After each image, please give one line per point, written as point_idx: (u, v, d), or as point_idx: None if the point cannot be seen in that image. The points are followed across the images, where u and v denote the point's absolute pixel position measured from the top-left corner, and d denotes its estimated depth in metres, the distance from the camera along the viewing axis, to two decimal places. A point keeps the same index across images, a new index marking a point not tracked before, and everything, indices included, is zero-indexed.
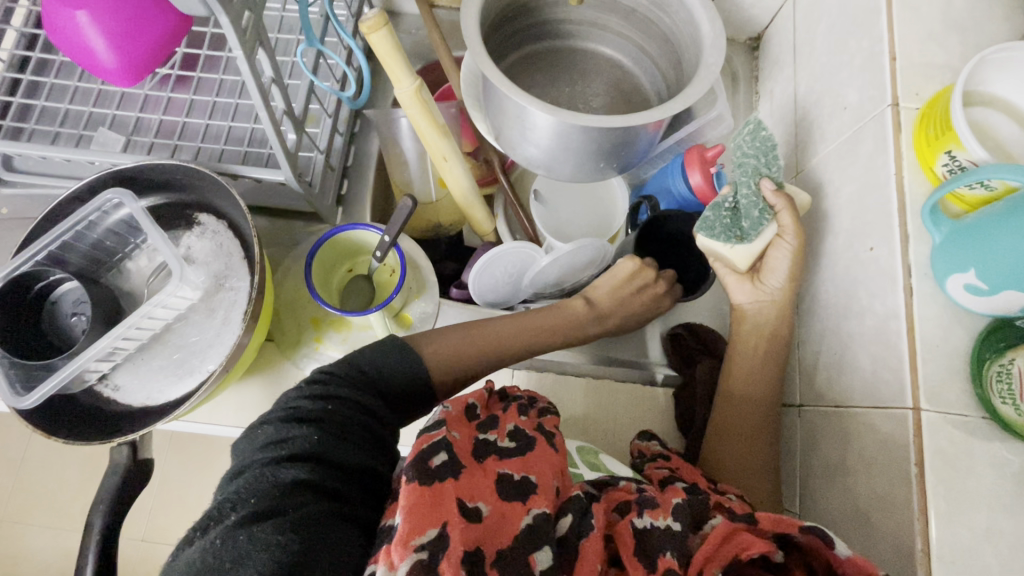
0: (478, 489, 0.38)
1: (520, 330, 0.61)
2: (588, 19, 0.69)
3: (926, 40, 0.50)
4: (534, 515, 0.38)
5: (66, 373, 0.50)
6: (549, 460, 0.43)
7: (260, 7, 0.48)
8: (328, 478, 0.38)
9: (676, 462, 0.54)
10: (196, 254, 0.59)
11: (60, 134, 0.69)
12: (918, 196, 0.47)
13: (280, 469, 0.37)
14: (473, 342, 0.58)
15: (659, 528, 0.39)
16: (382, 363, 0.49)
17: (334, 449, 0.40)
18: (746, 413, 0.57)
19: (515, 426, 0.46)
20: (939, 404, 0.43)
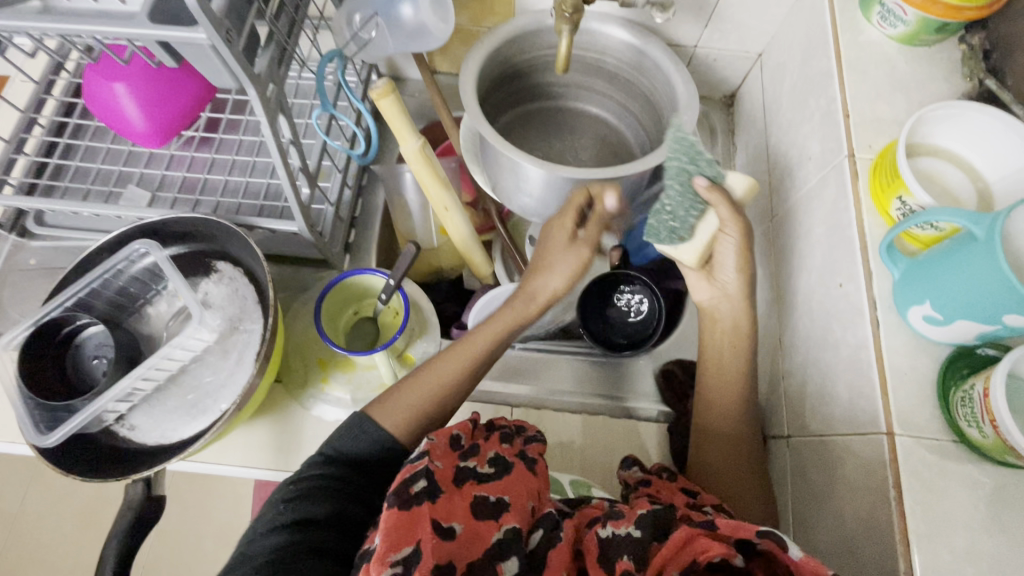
0: (453, 510, 0.41)
1: (466, 362, 0.58)
2: (575, 82, 0.76)
3: (875, 98, 0.56)
4: (505, 531, 0.42)
5: (86, 414, 0.53)
6: (526, 483, 0.46)
7: (283, 80, 0.54)
8: (309, 534, 0.43)
9: (658, 487, 0.54)
10: (213, 299, 0.63)
11: (91, 191, 0.75)
12: (878, 236, 0.51)
13: (266, 536, 0.43)
14: (423, 392, 0.55)
15: (619, 535, 0.41)
16: (354, 442, 0.51)
17: (313, 511, 0.45)
18: (714, 442, 0.59)
19: (495, 454, 0.48)
20: (912, 428, 0.46)
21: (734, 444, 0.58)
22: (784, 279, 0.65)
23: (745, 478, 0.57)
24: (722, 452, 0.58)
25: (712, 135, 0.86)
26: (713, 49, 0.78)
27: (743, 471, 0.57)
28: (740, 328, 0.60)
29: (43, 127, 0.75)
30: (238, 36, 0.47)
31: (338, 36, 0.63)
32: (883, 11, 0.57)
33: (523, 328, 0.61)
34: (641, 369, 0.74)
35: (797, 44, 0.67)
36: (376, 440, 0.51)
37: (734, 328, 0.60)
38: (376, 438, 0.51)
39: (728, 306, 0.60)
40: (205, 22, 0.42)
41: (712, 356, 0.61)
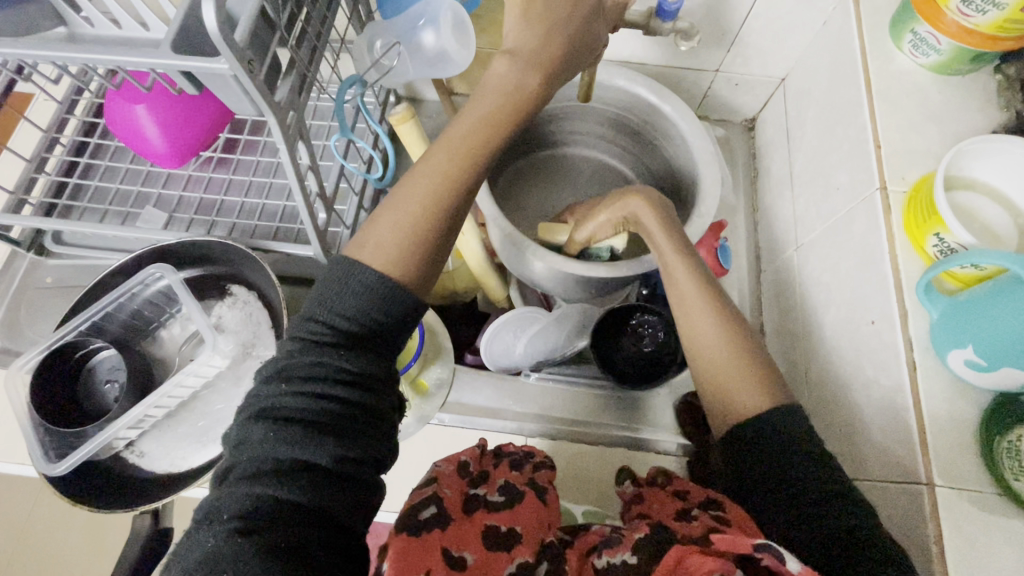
0: (465, 539, 0.41)
1: (447, 160, 0.44)
2: (589, 132, 0.79)
3: (907, 129, 0.55)
4: (518, 564, 0.39)
5: (97, 442, 0.52)
6: (538, 511, 0.44)
7: (303, 106, 0.54)
8: (310, 483, 0.35)
9: (650, 500, 0.49)
10: (226, 323, 0.61)
11: (109, 211, 0.75)
12: (913, 273, 0.49)
13: (257, 480, 0.34)
14: (405, 211, 0.43)
15: (614, 564, 0.38)
16: (347, 303, 0.40)
17: (312, 453, 0.35)
18: (698, 327, 0.50)
19: (505, 482, 0.47)
20: (953, 479, 0.43)
21: (732, 376, 0.47)
22: (809, 311, 0.63)
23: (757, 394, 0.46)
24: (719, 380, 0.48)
25: (732, 159, 0.85)
26: (735, 73, 0.77)
27: (752, 394, 0.46)
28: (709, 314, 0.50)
29: (65, 146, 0.76)
30: (260, 65, 0.46)
31: (358, 62, 0.63)
32: (914, 39, 0.56)
33: (496, 142, 0.46)
34: (660, 399, 0.72)
35: (823, 71, 0.66)
36: (379, 287, 0.40)
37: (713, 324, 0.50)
38: (382, 292, 0.40)
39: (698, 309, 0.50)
40: (227, 53, 0.42)
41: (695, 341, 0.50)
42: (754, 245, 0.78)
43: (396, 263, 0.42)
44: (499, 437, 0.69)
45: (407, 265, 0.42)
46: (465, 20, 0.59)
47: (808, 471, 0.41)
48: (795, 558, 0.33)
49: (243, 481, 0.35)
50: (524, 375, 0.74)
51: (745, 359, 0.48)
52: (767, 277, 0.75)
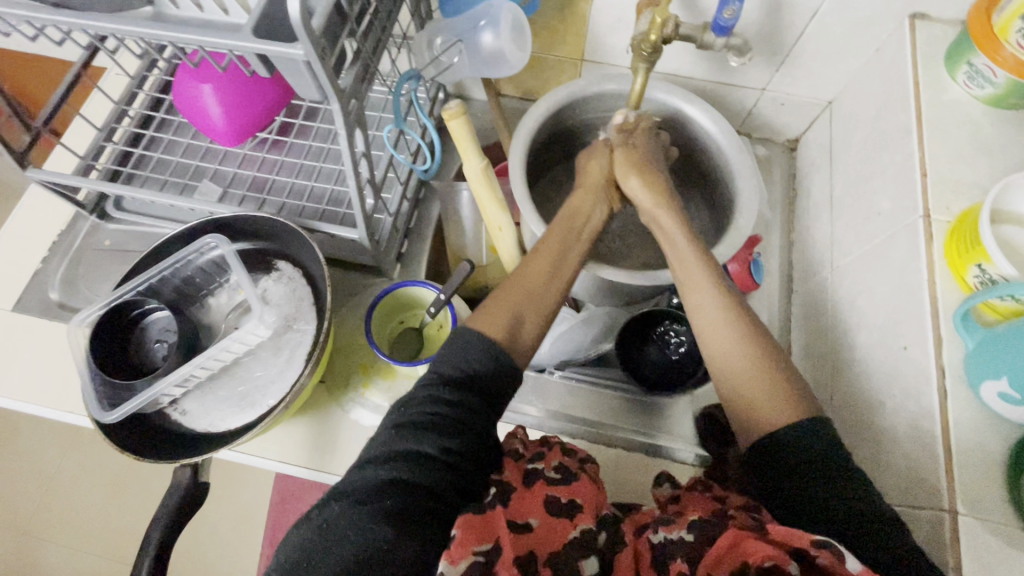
0: (528, 507, 0.43)
1: (553, 269, 0.55)
2: None
3: (955, 160, 0.55)
4: (581, 529, 0.42)
5: (146, 396, 0.55)
6: (594, 489, 0.46)
7: (364, 96, 0.56)
8: (421, 468, 0.41)
9: (685, 501, 0.51)
10: (272, 296, 0.65)
11: (168, 182, 0.79)
12: (951, 302, 0.49)
13: (379, 468, 0.41)
14: (516, 303, 0.51)
15: (670, 538, 0.39)
16: (462, 356, 0.47)
17: (422, 446, 0.42)
18: (715, 334, 0.51)
19: (561, 462, 0.49)
20: (976, 509, 0.43)
21: (751, 383, 0.48)
22: (840, 334, 0.63)
23: (776, 405, 0.46)
24: (734, 382, 0.49)
25: (770, 179, 0.85)
26: (782, 93, 0.78)
27: (770, 404, 0.46)
28: (722, 314, 0.52)
29: (132, 118, 0.80)
30: (331, 53, 0.49)
31: (417, 57, 0.66)
32: (970, 71, 0.56)
33: (583, 247, 0.59)
34: (681, 409, 0.72)
35: (873, 97, 0.66)
36: (495, 356, 0.47)
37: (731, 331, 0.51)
38: (488, 349, 0.47)
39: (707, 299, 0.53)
40: (305, 40, 0.45)
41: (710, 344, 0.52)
42: (788, 265, 0.79)
43: (508, 336, 0.49)
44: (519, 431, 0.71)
45: (516, 335, 0.50)
46: (522, 24, 0.61)
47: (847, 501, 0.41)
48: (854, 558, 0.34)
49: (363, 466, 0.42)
50: (546, 372, 0.75)
51: (771, 373, 0.48)
52: (798, 297, 0.75)
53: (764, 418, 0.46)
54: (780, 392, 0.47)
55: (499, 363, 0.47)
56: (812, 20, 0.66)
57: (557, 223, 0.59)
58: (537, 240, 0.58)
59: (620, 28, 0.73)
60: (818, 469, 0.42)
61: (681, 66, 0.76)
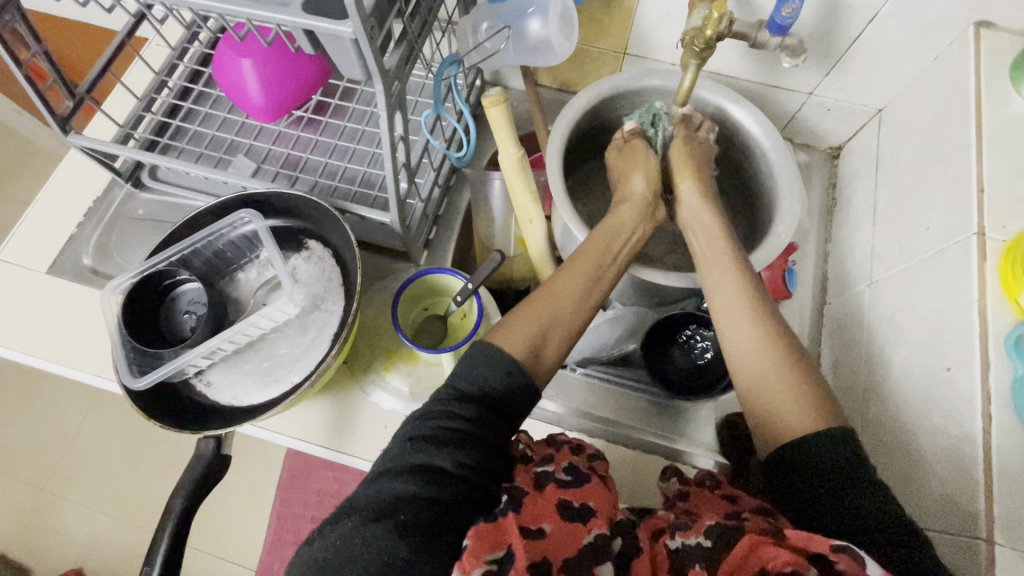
0: (540, 512, 0.42)
1: (584, 290, 0.54)
2: None
3: (1015, 177, 0.52)
4: (594, 534, 0.41)
5: (173, 365, 0.56)
6: (605, 493, 0.45)
7: (406, 78, 0.56)
8: (436, 483, 0.42)
9: (696, 500, 0.50)
10: (301, 274, 0.65)
11: (203, 155, 0.80)
12: (1003, 325, 0.47)
13: (396, 480, 0.42)
14: (540, 322, 0.52)
15: (688, 545, 0.39)
16: (481, 372, 0.48)
17: (437, 459, 0.43)
18: (741, 349, 0.51)
19: (570, 463, 0.48)
20: (1017, 540, 0.42)
21: (775, 389, 0.47)
22: (876, 349, 0.61)
23: (798, 417, 0.46)
24: (755, 386, 0.49)
25: (809, 186, 0.83)
26: (830, 98, 0.75)
27: (794, 413, 0.46)
28: (750, 320, 0.51)
29: (171, 90, 0.81)
30: (378, 33, 0.48)
31: (461, 43, 0.65)
32: None
33: (614, 267, 0.57)
34: (703, 416, 0.71)
35: (928, 107, 0.63)
36: (517, 378, 0.48)
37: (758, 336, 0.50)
38: (502, 365, 0.48)
39: (734, 299, 0.52)
40: (354, 18, 0.44)
41: (736, 349, 0.51)
42: (823, 275, 0.77)
43: (529, 354, 0.50)
44: (538, 426, 0.71)
45: (537, 355, 0.50)
46: (572, 15, 0.60)
47: (867, 518, 0.41)
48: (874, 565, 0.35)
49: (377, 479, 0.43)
50: (568, 368, 0.74)
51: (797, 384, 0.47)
52: (831, 309, 0.73)
53: (789, 429, 0.46)
54: (795, 404, 0.46)
55: (513, 380, 0.48)
56: (871, 23, 0.64)
57: (590, 242, 0.57)
58: (569, 257, 0.56)
59: (668, 22, 0.71)
60: (847, 491, 0.42)
61: (728, 64, 0.74)
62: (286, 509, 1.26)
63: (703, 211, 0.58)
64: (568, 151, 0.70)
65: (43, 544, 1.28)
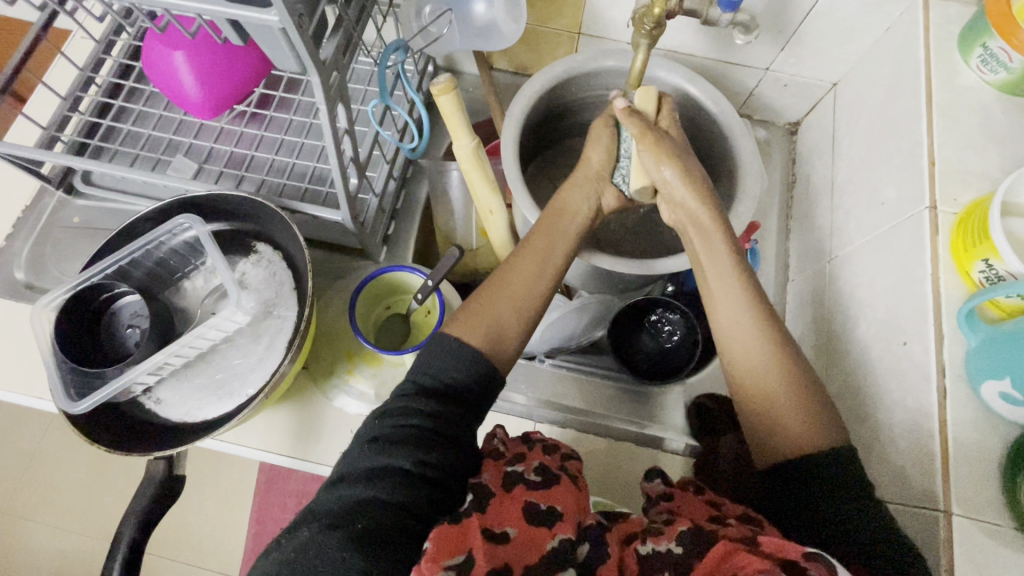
0: (506, 516, 0.41)
1: (538, 269, 0.54)
2: None
3: (965, 148, 0.52)
4: (559, 540, 0.40)
5: (116, 386, 0.52)
6: (574, 494, 0.44)
7: (347, 68, 0.52)
8: (399, 485, 0.41)
9: (679, 500, 0.50)
10: (250, 279, 0.62)
11: (138, 157, 0.75)
12: (954, 298, 0.48)
13: (359, 486, 0.41)
14: (495, 309, 0.51)
15: (659, 552, 0.39)
16: (436, 365, 0.48)
17: (398, 459, 0.42)
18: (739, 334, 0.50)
19: (541, 463, 0.47)
20: (971, 509, 0.43)
21: (774, 386, 0.48)
22: (837, 325, 0.62)
23: (792, 416, 0.47)
24: (761, 393, 0.48)
25: (769, 162, 0.83)
26: (786, 73, 0.75)
27: (790, 417, 0.47)
28: (753, 322, 0.50)
29: (99, 87, 0.75)
30: (310, 21, 0.45)
31: (405, 27, 0.62)
32: (984, 54, 0.53)
33: (570, 244, 0.56)
34: (672, 400, 0.71)
35: (882, 80, 0.63)
36: (471, 362, 0.48)
37: (763, 339, 0.49)
38: (464, 358, 0.47)
39: (736, 302, 0.51)
40: (278, 5, 0.41)
41: (737, 350, 0.50)
42: (785, 253, 0.77)
43: (490, 346, 0.49)
44: (508, 420, 0.69)
45: (498, 344, 0.50)
46: None
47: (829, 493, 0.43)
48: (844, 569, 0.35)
49: (336, 485, 0.42)
50: (537, 360, 0.73)
51: (800, 391, 0.47)
52: (794, 287, 0.74)
53: (783, 432, 0.47)
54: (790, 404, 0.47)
55: (478, 370, 0.48)
56: None
57: (541, 221, 0.56)
58: (525, 237, 0.56)
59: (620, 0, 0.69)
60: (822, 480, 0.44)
61: (684, 42, 0.72)
62: (264, 514, 1.24)
63: (687, 203, 0.54)
64: (525, 137, 0.68)
65: (9, 567, 1.23)
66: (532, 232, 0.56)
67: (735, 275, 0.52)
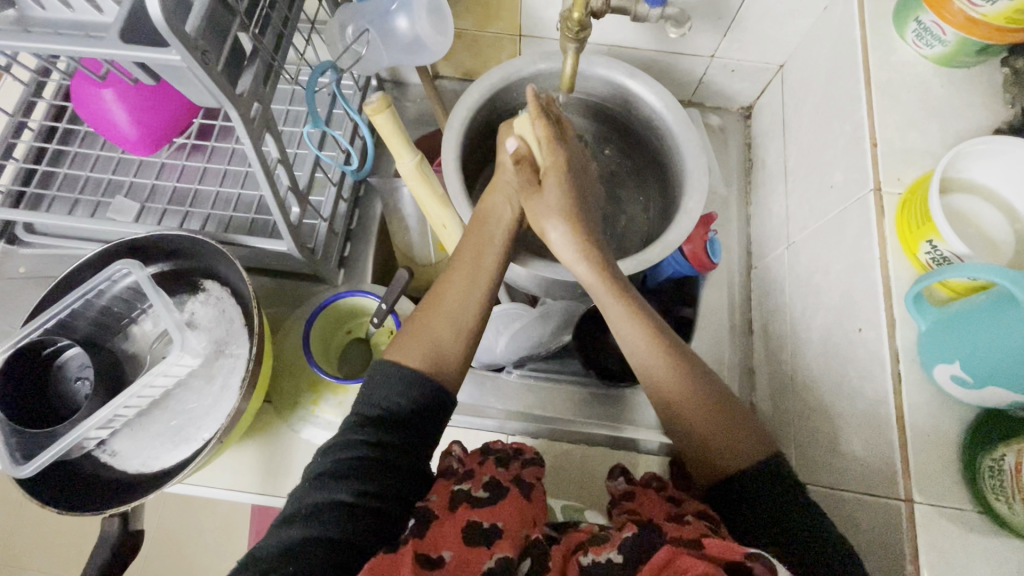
0: (443, 540, 0.41)
1: (469, 284, 0.53)
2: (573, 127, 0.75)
3: (906, 127, 0.52)
4: (497, 558, 0.39)
5: (64, 444, 0.51)
6: (519, 510, 0.45)
7: (270, 98, 0.51)
8: (340, 521, 0.41)
9: (640, 501, 0.49)
10: (199, 319, 0.61)
11: (79, 201, 0.73)
12: (903, 280, 0.47)
13: (302, 522, 0.41)
14: (434, 329, 0.51)
15: (599, 563, 0.38)
16: (383, 396, 0.47)
17: (339, 492, 0.42)
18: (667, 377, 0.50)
19: (490, 480, 0.47)
20: (932, 495, 0.42)
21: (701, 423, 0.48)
22: (797, 312, 0.61)
23: (726, 446, 0.47)
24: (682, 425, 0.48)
25: (725, 149, 0.82)
26: (731, 59, 0.74)
27: (725, 446, 0.47)
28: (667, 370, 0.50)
29: (33, 131, 0.72)
30: (217, 55, 0.43)
31: (332, 47, 0.61)
32: (918, 29, 0.52)
33: (500, 252, 0.56)
34: (646, 399, 0.70)
35: (823, 60, 0.62)
36: (419, 386, 0.47)
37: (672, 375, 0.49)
38: (403, 382, 0.47)
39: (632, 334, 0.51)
40: (177, 45, 0.39)
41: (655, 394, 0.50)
42: (746, 240, 0.76)
43: (434, 365, 0.49)
44: (480, 436, 0.68)
45: (442, 362, 0.49)
46: (442, 9, 0.58)
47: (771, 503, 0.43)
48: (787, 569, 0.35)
49: (280, 521, 0.42)
50: (504, 371, 0.73)
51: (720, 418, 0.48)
52: (757, 274, 0.73)
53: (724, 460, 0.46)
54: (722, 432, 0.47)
55: (419, 397, 0.47)
56: None
57: (468, 236, 0.56)
58: (451, 258, 0.55)
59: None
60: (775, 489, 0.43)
61: (625, 37, 0.71)
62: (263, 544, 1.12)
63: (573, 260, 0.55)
64: (470, 147, 0.66)
65: None
66: (460, 243, 0.56)
67: (622, 308, 0.52)
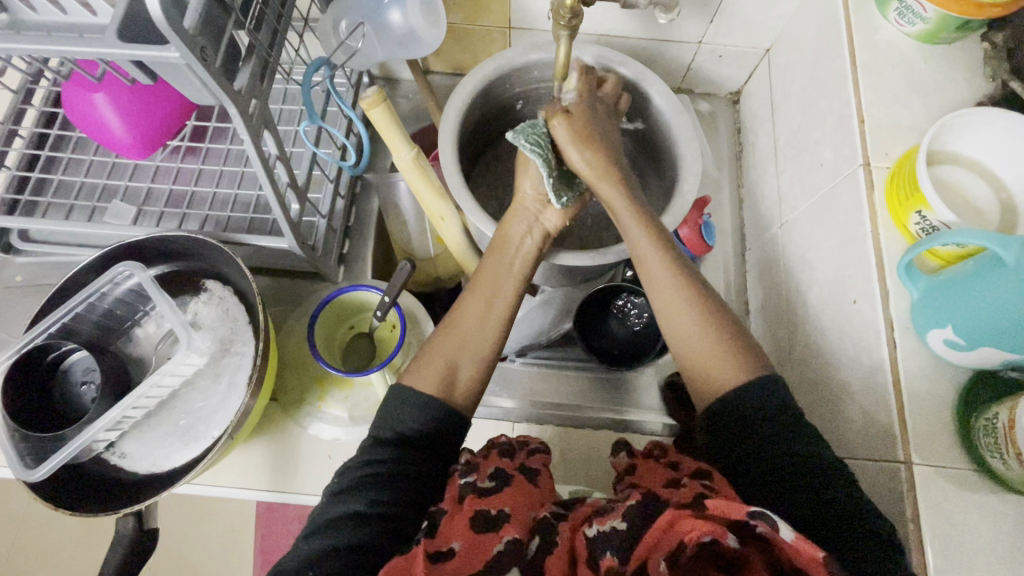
0: (453, 531, 0.42)
1: (484, 310, 0.53)
2: None
3: (892, 103, 0.53)
4: (506, 542, 0.41)
5: (73, 447, 0.51)
6: (526, 494, 0.46)
7: (266, 94, 0.51)
8: (356, 527, 0.43)
9: (640, 471, 0.50)
10: (203, 319, 0.61)
11: (74, 206, 0.73)
12: (895, 252, 0.49)
13: (321, 535, 0.43)
14: (445, 354, 0.51)
15: (604, 533, 0.39)
16: (400, 417, 0.48)
17: (355, 503, 0.44)
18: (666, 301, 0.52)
19: (496, 468, 0.48)
20: (930, 456, 0.44)
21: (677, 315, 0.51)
22: (793, 289, 0.62)
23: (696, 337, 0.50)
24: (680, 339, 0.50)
25: (714, 133, 0.83)
26: (718, 45, 0.75)
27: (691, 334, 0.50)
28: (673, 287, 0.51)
29: (24, 138, 0.72)
30: (215, 52, 0.43)
31: (325, 42, 0.62)
32: (901, 8, 0.54)
33: (518, 280, 0.55)
34: (646, 382, 0.72)
35: (808, 42, 0.64)
36: (434, 414, 0.48)
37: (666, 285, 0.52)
38: (418, 405, 0.48)
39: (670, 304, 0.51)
40: (176, 41, 0.39)
41: (677, 342, 0.50)
42: (739, 222, 0.78)
43: (444, 391, 0.49)
44: (486, 425, 0.68)
45: (453, 387, 0.50)
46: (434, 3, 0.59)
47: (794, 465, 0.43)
48: (787, 525, 0.35)
49: (302, 536, 0.44)
50: (508, 360, 0.73)
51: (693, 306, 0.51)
52: (751, 255, 0.74)
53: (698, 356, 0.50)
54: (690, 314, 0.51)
55: (434, 418, 0.48)
56: None
57: (487, 263, 0.55)
58: (471, 278, 0.55)
59: None
60: (806, 469, 0.43)
61: (614, 25, 0.72)
62: (269, 544, 1.11)
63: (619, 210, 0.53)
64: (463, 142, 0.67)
65: None
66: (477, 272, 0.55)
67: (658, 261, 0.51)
